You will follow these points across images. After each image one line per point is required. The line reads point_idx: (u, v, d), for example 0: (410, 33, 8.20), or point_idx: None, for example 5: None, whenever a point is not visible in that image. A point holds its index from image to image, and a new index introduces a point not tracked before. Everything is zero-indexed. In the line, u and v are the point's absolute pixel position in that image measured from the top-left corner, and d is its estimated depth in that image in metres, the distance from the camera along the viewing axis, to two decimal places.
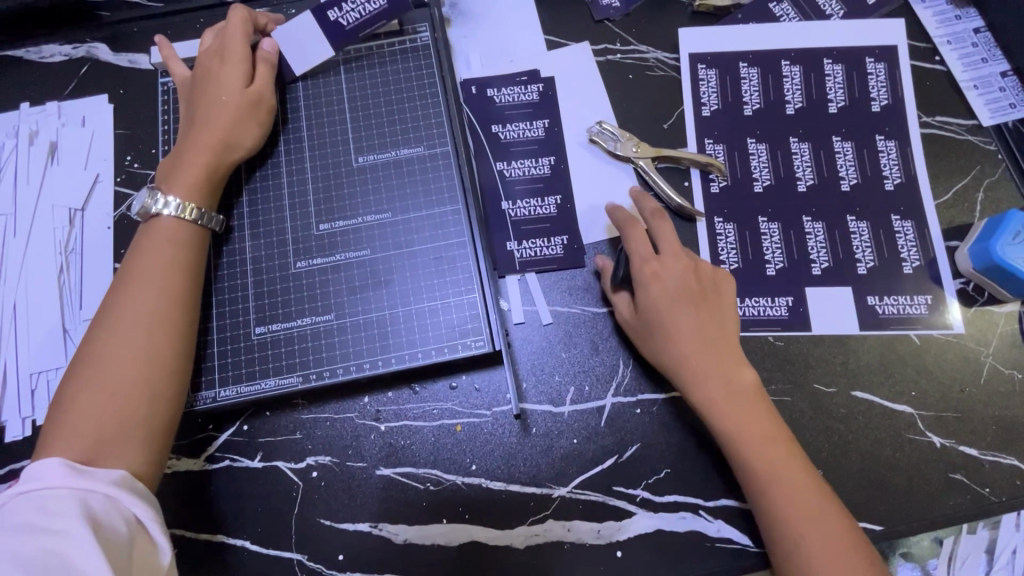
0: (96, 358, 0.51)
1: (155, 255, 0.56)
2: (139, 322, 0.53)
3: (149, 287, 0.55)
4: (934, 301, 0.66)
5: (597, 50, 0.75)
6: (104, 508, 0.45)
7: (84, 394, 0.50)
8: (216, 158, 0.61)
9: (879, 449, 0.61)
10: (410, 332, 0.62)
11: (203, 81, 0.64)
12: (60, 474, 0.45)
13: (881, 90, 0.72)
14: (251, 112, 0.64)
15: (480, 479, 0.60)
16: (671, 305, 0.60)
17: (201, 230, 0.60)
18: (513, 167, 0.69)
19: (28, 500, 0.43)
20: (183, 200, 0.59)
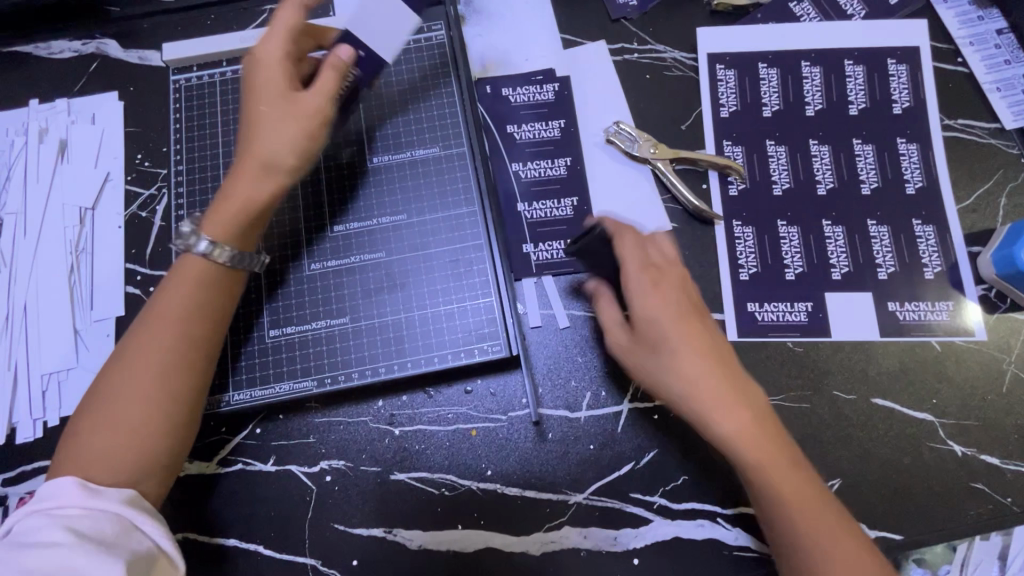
0: (109, 398, 0.49)
1: (178, 294, 0.52)
2: (155, 370, 0.49)
3: (167, 332, 0.51)
4: (955, 307, 0.65)
5: (613, 49, 0.73)
6: (117, 527, 0.44)
7: (96, 437, 0.48)
8: (254, 185, 0.55)
9: (900, 457, 0.60)
10: (425, 336, 0.62)
11: (245, 95, 0.57)
12: (75, 493, 0.44)
13: (903, 92, 0.71)
14: (294, 122, 0.56)
15: (495, 485, 0.59)
16: (670, 319, 0.55)
17: (234, 273, 0.55)
18: (528, 168, 0.68)
19: (43, 519, 0.43)
20: (216, 237, 0.53)
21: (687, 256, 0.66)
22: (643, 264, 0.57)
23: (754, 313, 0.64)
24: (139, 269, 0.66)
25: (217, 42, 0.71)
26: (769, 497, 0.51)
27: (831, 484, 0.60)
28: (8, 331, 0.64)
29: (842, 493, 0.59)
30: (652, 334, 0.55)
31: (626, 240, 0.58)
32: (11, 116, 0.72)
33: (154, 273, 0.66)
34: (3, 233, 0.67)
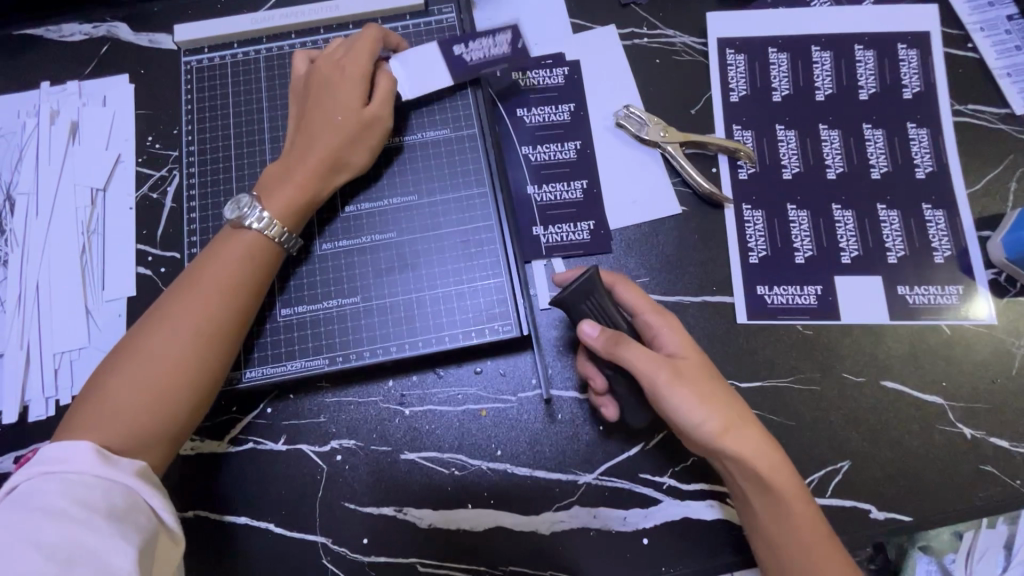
0: (142, 351, 0.49)
1: (227, 263, 0.54)
2: (196, 332, 0.51)
3: (213, 298, 0.52)
4: (965, 291, 0.65)
5: (623, 34, 0.73)
6: (125, 498, 0.44)
7: (121, 387, 0.48)
8: (318, 181, 0.59)
9: (909, 440, 0.60)
10: (436, 316, 0.62)
11: (317, 92, 0.61)
12: (86, 459, 0.43)
13: (913, 77, 0.71)
14: (364, 136, 0.61)
15: (505, 465, 0.60)
16: (692, 354, 0.54)
17: (278, 251, 0.58)
18: (538, 151, 0.69)
19: (51, 482, 0.42)
20: (273, 220, 0.57)
21: (697, 239, 0.66)
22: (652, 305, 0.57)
23: (764, 296, 0.64)
24: (150, 250, 0.67)
25: (227, 25, 0.71)
26: (789, 519, 0.51)
27: (840, 466, 0.60)
28: (20, 311, 0.64)
29: (851, 475, 0.59)
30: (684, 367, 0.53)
31: (633, 286, 0.58)
32: (23, 98, 0.72)
33: (165, 255, 0.67)
34: (15, 213, 0.68)
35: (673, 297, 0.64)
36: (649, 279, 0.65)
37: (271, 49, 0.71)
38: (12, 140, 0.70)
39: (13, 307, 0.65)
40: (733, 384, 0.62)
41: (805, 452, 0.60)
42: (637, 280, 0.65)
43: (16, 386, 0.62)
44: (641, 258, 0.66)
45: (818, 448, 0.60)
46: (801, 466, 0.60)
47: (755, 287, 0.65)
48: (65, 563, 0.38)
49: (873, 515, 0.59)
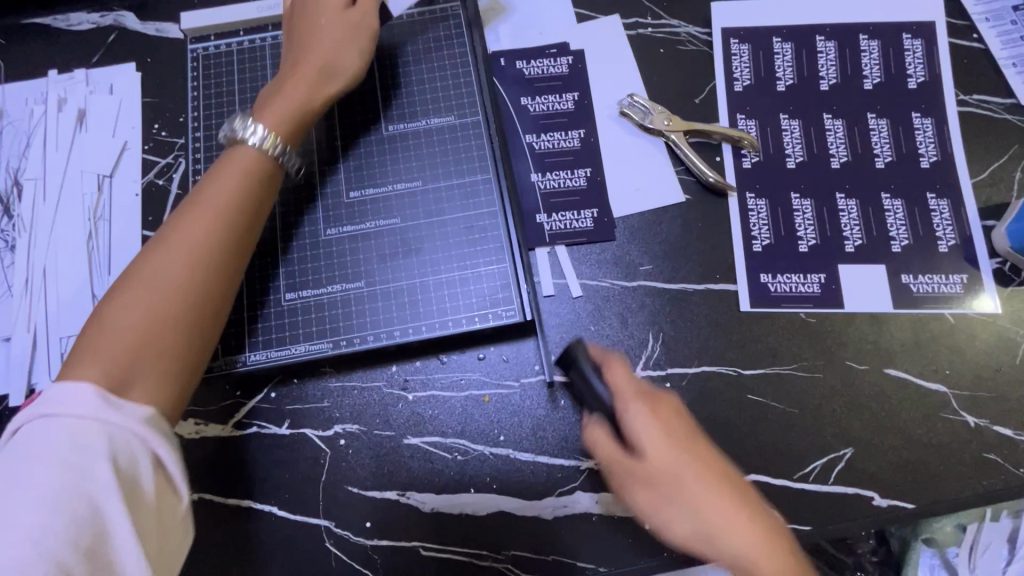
0: (146, 274, 0.49)
1: (226, 183, 0.54)
2: (198, 252, 0.51)
3: (211, 219, 0.52)
4: (969, 280, 0.65)
5: (627, 24, 0.73)
6: (130, 448, 0.42)
7: (128, 310, 0.47)
8: (310, 94, 0.60)
9: (912, 427, 0.60)
10: (440, 301, 0.62)
11: (303, 18, 0.63)
12: (90, 404, 0.42)
13: (918, 67, 0.71)
14: (354, 38, 0.63)
15: (508, 450, 0.60)
16: (667, 447, 0.48)
17: (277, 167, 0.58)
18: (542, 139, 0.69)
19: (56, 426, 0.41)
20: (271, 126, 0.58)
21: (700, 227, 0.66)
22: (633, 389, 0.51)
23: (767, 284, 0.64)
24: None
25: (234, 13, 0.71)
26: None
27: (843, 453, 0.60)
28: (27, 295, 0.65)
29: (854, 462, 0.59)
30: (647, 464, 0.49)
31: (619, 367, 0.52)
32: (31, 86, 0.73)
33: None
34: (22, 199, 0.68)
35: (676, 284, 0.64)
36: (652, 266, 0.65)
37: (277, 37, 0.71)
38: (19, 127, 0.71)
39: (20, 291, 0.65)
40: (736, 371, 0.62)
41: (808, 440, 0.60)
42: (641, 268, 0.65)
43: (23, 370, 0.63)
44: (644, 246, 0.66)
45: (821, 436, 0.60)
46: (804, 453, 0.60)
47: (759, 275, 0.65)
48: (67, 517, 0.39)
49: (876, 502, 0.58)
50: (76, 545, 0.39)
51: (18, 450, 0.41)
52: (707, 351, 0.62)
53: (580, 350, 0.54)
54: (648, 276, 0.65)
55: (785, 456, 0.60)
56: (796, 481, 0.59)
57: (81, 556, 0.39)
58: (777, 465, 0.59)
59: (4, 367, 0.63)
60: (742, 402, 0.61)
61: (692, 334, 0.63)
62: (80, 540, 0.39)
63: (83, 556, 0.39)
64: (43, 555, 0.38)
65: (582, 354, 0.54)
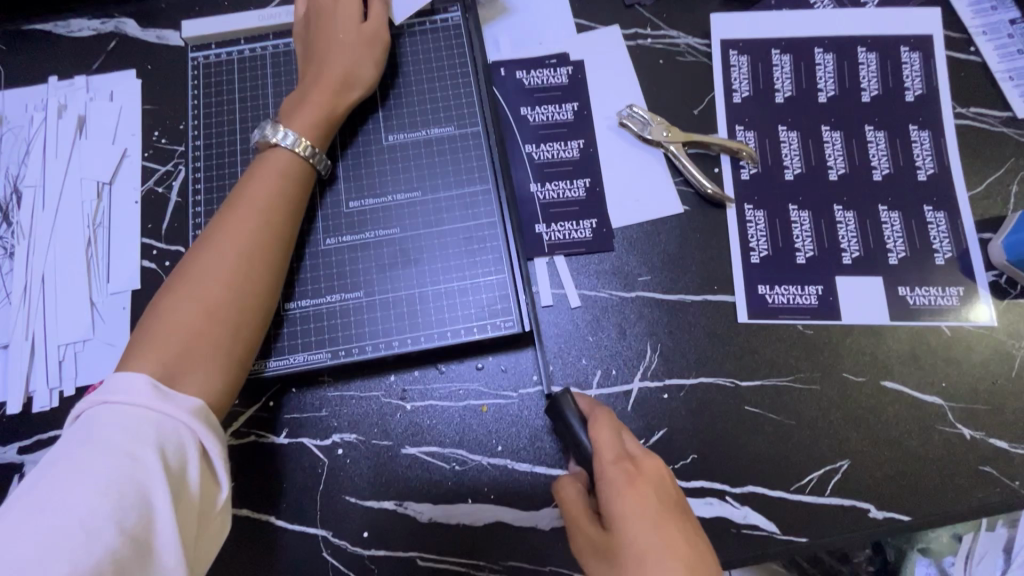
0: (196, 269, 0.53)
1: (263, 184, 0.58)
2: (240, 249, 0.54)
3: (251, 217, 0.56)
4: (965, 292, 0.65)
5: (627, 34, 0.74)
6: (180, 438, 0.46)
7: (178, 306, 0.51)
8: (334, 97, 0.63)
9: (909, 440, 0.61)
10: (439, 311, 0.62)
11: (320, 22, 0.65)
12: (146, 394, 0.46)
13: (916, 79, 0.71)
14: (369, 48, 0.65)
15: (505, 460, 0.60)
16: (629, 509, 0.46)
17: (310, 169, 0.61)
18: (541, 149, 0.69)
19: (114, 414, 0.45)
20: (301, 133, 0.60)
21: (698, 238, 0.67)
22: (613, 448, 0.50)
23: (765, 295, 0.65)
24: (155, 243, 0.67)
25: (236, 22, 0.72)
26: None
27: (839, 465, 0.60)
28: (25, 303, 0.65)
29: (851, 474, 0.60)
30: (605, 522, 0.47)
31: (604, 423, 0.52)
32: (31, 92, 0.73)
33: (170, 248, 0.67)
34: (22, 206, 0.68)
35: (675, 295, 0.65)
36: (650, 277, 0.65)
37: (278, 45, 0.71)
38: (20, 134, 0.71)
39: (19, 298, 0.65)
40: (734, 383, 0.62)
41: (805, 452, 0.60)
42: (639, 279, 0.65)
43: (21, 378, 0.63)
44: (643, 256, 0.66)
45: (818, 448, 0.60)
46: (801, 465, 0.60)
47: (757, 286, 0.65)
48: (119, 501, 0.42)
49: (872, 514, 0.59)
50: (124, 529, 0.42)
51: (79, 434, 0.45)
52: (704, 362, 0.63)
53: (568, 399, 0.56)
54: (646, 287, 0.65)
55: (782, 468, 0.60)
56: (792, 493, 0.59)
57: (127, 540, 0.42)
58: (774, 476, 0.59)
59: (2, 375, 0.63)
60: (739, 413, 0.61)
61: (690, 346, 0.63)
62: (127, 524, 0.42)
63: (130, 540, 0.42)
64: (94, 530, 0.41)
65: (569, 405, 0.55)
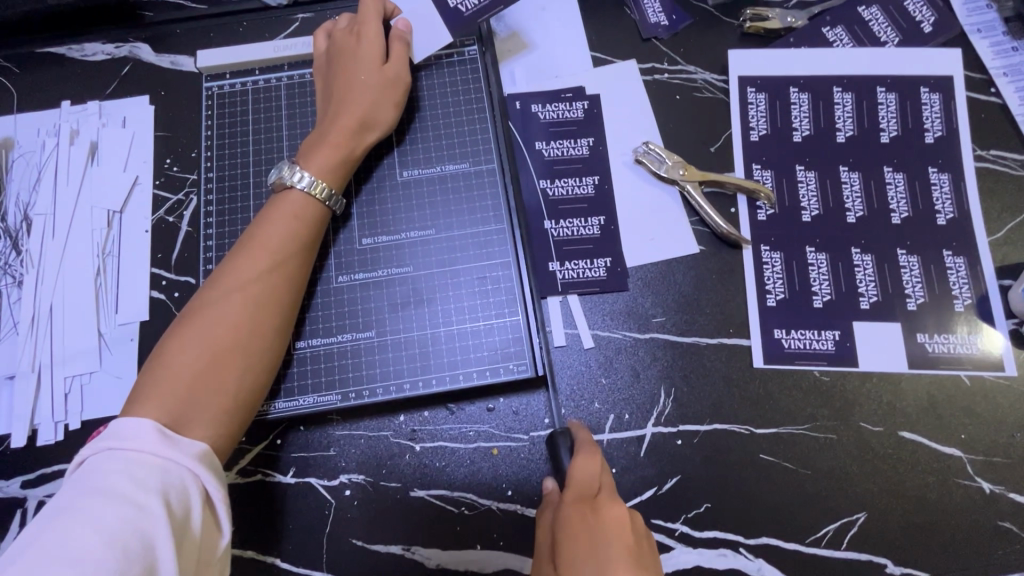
0: (204, 311, 0.53)
1: (277, 225, 0.58)
2: (250, 293, 0.54)
3: (262, 259, 0.56)
4: (985, 340, 0.64)
5: (644, 69, 0.73)
6: (184, 483, 0.45)
7: (184, 350, 0.51)
8: (352, 140, 0.62)
9: (927, 492, 0.60)
10: (451, 353, 0.62)
11: (340, 63, 0.65)
12: (151, 440, 0.45)
13: (935, 121, 0.71)
14: (389, 92, 0.64)
15: (515, 505, 0.59)
16: (581, 545, 0.49)
17: (325, 210, 0.61)
18: (556, 185, 0.68)
19: (118, 460, 0.44)
20: (317, 175, 0.60)
21: (714, 279, 0.66)
22: (582, 484, 0.52)
23: (781, 340, 0.64)
24: (163, 274, 0.66)
25: (251, 51, 0.71)
26: None
27: (856, 518, 0.59)
28: (33, 333, 0.64)
29: (868, 527, 0.58)
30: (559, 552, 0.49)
31: (585, 459, 0.54)
32: (44, 117, 0.72)
33: (179, 279, 0.66)
34: (32, 233, 0.68)
35: (689, 338, 0.64)
36: (664, 319, 0.64)
37: (293, 77, 0.71)
38: (31, 159, 0.70)
39: (26, 329, 0.64)
40: (749, 430, 0.61)
41: (822, 503, 0.59)
42: (653, 320, 0.64)
43: (26, 410, 0.62)
44: (657, 297, 0.65)
45: (835, 500, 0.59)
46: (817, 517, 0.59)
47: (772, 330, 0.64)
48: (122, 552, 0.40)
49: (889, 570, 0.57)
50: None
51: (78, 485, 0.43)
52: (719, 408, 0.62)
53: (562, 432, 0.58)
54: (661, 328, 0.64)
55: (798, 520, 0.59)
56: (808, 545, 0.58)
57: None
58: (789, 528, 0.58)
59: (7, 407, 0.62)
60: (753, 462, 0.60)
61: (703, 391, 0.62)
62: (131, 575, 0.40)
63: None
64: None
65: (562, 435, 0.57)
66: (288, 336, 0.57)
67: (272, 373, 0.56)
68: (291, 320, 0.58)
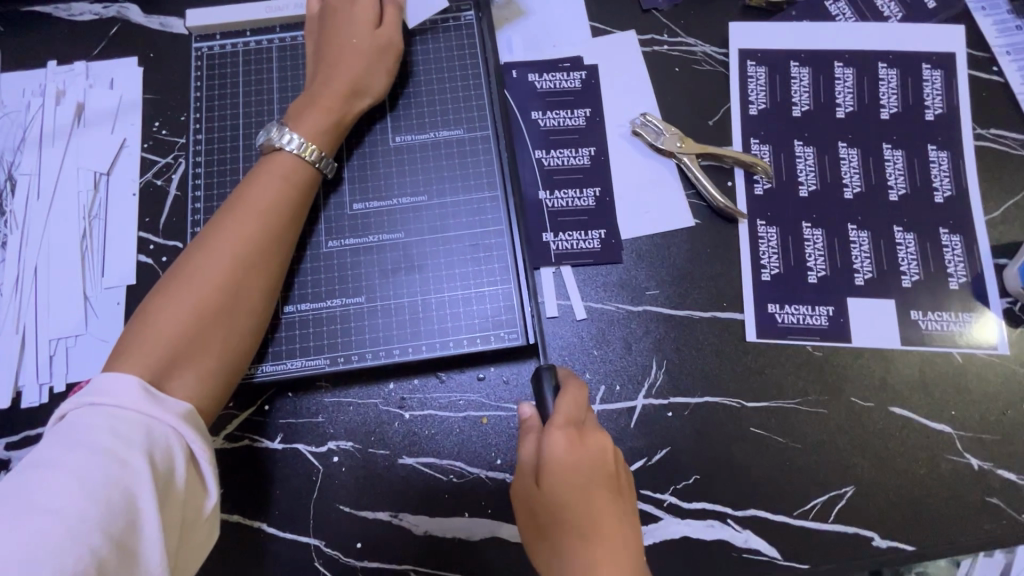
0: (190, 271, 0.52)
1: (267, 187, 0.57)
2: (236, 253, 0.53)
3: (250, 219, 0.55)
4: (978, 319, 0.64)
5: (643, 40, 0.72)
6: (169, 441, 0.44)
7: (169, 309, 0.50)
8: (343, 105, 0.61)
9: (915, 467, 0.60)
10: (441, 320, 0.61)
11: (332, 25, 0.63)
12: (136, 397, 0.45)
13: (936, 98, 0.70)
14: (381, 58, 0.63)
15: (504, 474, 0.58)
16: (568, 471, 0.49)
17: (316, 173, 0.60)
18: (551, 155, 0.67)
19: (101, 415, 0.43)
20: (308, 138, 0.59)
21: (709, 253, 0.65)
22: (567, 419, 0.51)
23: (774, 314, 0.63)
24: (151, 238, 0.65)
25: (242, 13, 0.70)
26: None
27: (844, 491, 0.59)
28: (17, 295, 0.63)
29: (855, 501, 0.59)
30: (540, 492, 0.49)
31: (573, 392, 0.53)
32: (29, 77, 0.71)
33: (168, 244, 0.65)
34: (17, 195, 0.66)
35: (683, 311, 0.63)
36: (658, 292, 0.64)
37: (284, 39, 0.70)
38: (16, 119, 0.69)
39: (10, 290, 0.63)
40: (740, 404, 0.61)
41: (810, 477, 0.59)
42: (646, 293, 0.64)
43: (9, 372, 0.61)
44: (652, 270, 0.64)
45: (824, 474, 0.59)
46: (805, 490, 0.59)
47: (766, 305, 0.63)
48: (104, 506, 0.40)
49: (876, 543, 0.58)
50: (109, 536, 0.39)
51: (61, 439, 0.43)
52: (710, 381, 0.61)
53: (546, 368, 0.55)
54: (654, 301, 0.63)
55: (786, 492, 0.59)
56: (795, 518, 0.58)
57: (113, 548, 0.39)
58: (777, 501, 0.58)
59: None
60: (744, 435, 0.60)
61: (695, 364, 0.62)
62: (113, 529, 0.39)
63: (114, 547, 0.39)
64: (77, 538, 0.38)
65: (546, 371, 0.55)
66: (275, 300, 0.58)
67: (258, 336, 0.56)
68: (280, 284, 0.57)
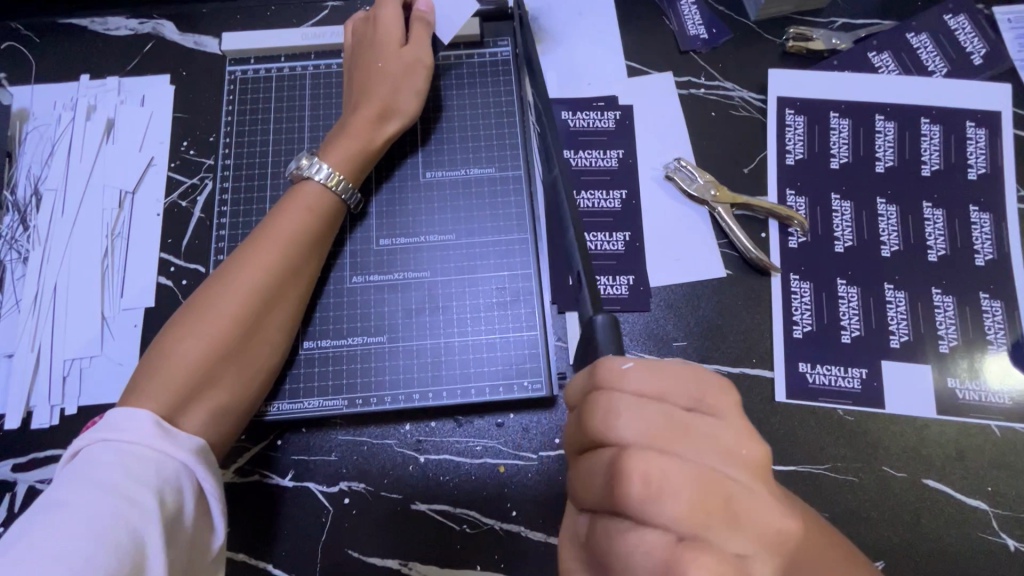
0: (206, 304, 0.51)
1: (288, 218, 0.56)
2: (253, 286, 0.52)
3: (272, 250, 0.54)
4: (1018, 390, 0.61)
5: (680, 82, 0.71)
6: (179, 478, 0.43)
7: (182, 344, 0.49)
8: (371, 129, 0.60)
9: (949, 545, 0.57)
10: (464, 365, 0.59)
11: (362, 51, 0.63)
12: (148, 433, 0.44)
13: (980, 157, 0.68)
14: (407, 76, 0.62)
15: (519, 527, 0.56)
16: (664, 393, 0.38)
17: (340, 205, 0.59)
18: (582, 197, 0.66)
19: (112, 452, 0.42)
20: (334, 168, 0.58)
21: (739, 306, 0.63)
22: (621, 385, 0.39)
23: (805, 374, 0.61)
24: (173, 260, 0.64)
25: (279, 38, 0.70)
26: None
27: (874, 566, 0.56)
28: (35, 311, 0.62)
29: None
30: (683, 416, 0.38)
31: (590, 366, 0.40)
32: (61, 91, 0.70)
33: (189, 267, 0.64)
34: (41, 209, 0.66)
35: (710, 365, 0.61)
36: (686, 343, 0.62)
37: (319, 66, 0.70)
38: (45, 133, 0.68)
39: (29, 306, 0.63)
40: None
41: None
42: (674, 344, 0.62)
43: (22, 390, 0.60)
44: (680, 320, 0.63)
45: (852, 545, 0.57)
46: None
47: (797, 364, 0.61)
48: (112, 548, 0.38)
49: None
50: None
51: (71, 476, 0.41)
52: None
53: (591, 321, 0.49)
54: (681, 353, 0.62)
55: None
56: None
57: None
58: None
59: (4, 387, 0.60)
60: None
61: None
62: (120, 574, 0.37)
63: None
64: None
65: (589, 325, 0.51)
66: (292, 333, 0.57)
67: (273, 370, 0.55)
68: (297, 315, 0.56)
